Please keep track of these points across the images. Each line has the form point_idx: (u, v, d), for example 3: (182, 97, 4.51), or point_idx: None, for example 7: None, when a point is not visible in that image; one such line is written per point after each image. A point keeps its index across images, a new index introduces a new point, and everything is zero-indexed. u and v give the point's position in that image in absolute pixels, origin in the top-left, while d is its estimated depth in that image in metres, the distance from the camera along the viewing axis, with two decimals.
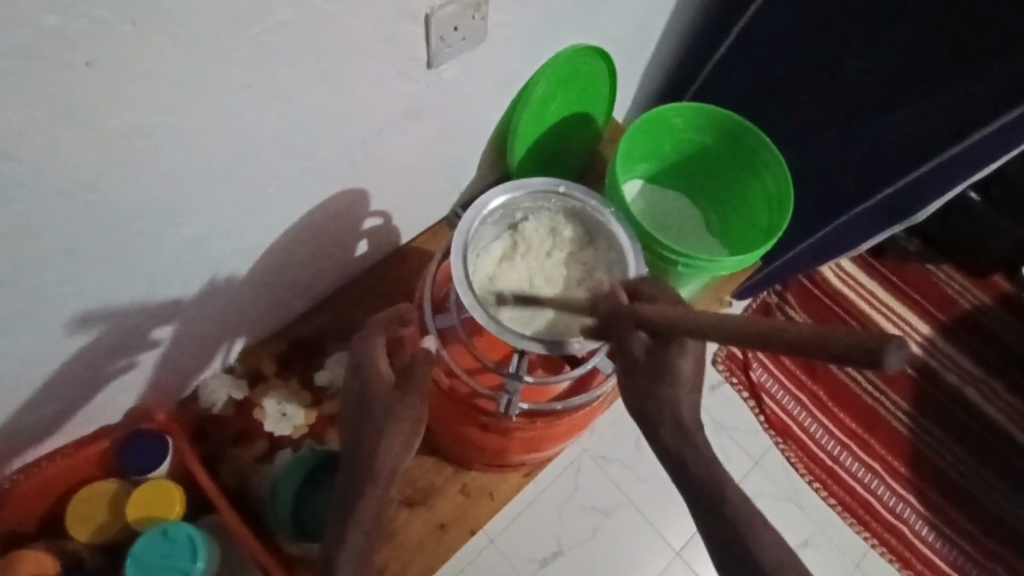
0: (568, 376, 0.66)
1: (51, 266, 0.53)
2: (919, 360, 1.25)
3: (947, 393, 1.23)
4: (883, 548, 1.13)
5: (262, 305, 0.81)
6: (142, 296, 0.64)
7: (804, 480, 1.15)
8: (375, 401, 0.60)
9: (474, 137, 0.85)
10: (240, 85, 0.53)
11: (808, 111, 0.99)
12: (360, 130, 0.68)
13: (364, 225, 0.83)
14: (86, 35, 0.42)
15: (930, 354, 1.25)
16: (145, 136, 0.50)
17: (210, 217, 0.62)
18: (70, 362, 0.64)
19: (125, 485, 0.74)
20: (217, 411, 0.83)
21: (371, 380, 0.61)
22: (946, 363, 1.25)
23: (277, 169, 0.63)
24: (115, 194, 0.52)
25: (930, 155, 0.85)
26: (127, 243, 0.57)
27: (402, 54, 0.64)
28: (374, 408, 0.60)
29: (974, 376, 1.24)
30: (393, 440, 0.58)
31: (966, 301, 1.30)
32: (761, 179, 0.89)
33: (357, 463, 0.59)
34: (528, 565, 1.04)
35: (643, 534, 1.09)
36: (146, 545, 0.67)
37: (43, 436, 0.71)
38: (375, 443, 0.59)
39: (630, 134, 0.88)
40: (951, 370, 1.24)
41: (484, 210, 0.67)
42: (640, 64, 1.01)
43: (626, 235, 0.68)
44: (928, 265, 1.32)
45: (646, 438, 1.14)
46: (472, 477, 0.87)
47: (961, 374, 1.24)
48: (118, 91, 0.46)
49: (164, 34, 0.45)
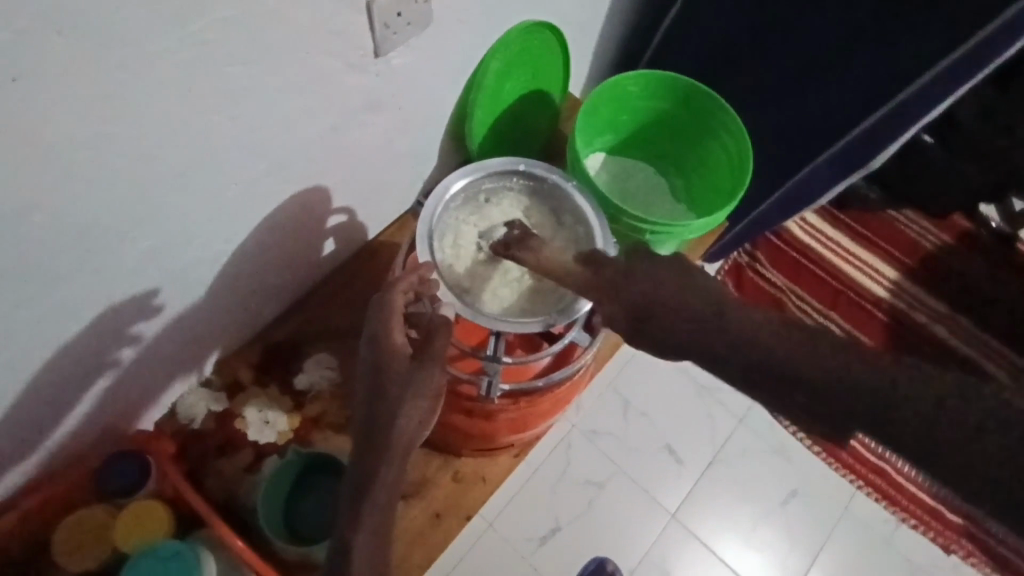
0: (547, 353, 0.66)
1: (5, 292, 0.51)
2: (888, 305, 1.28)
3: (918, 334, 1.27)
4: (869, 489, 1.16)
5: (234, 313, 0.79)
6: (106, 314, 0.62)
7: (787, 430, 1.18)
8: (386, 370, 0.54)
9: (432, 123, 0.84)
10: (185, 88, 0.51)
11: (761, 70, 1.00)
12: (314, 126, 0.66)
13: (329, 223, 0.82)
14: (11, 47, 0.40)
15: (898, 297, 1.28)
16: (88, 149, 0.48)
17: (168, 227, 0.60)
18: (36, 391, 0.62)
19: (109, 508, 0.72)
20: (198, 426, 0.82)
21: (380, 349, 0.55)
22: (914, 305, 1.28)
23: (232, 173, 0.62)
24: (67, 211, 0.51)
25: (881, 102, 0.87)
26: (80, 262, 0.55)
27: (348, 45, 0.62)
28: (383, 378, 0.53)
29: (943, 315, 1.28)
30: (413, 411, 0.51)
31: (928, 242, 1.33)
32: (720, 139, 0.90)
33: (368, 447, 0.50)
34: (528, 544, 1.05)
35: (638, 501, 1.11)
36: (135, 566, 0.67)
37: (20, 469, 0.69)
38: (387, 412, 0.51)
39: (588, 106, 0.87)
40: (920, 311, 1.28)
41: (446, 194, 0.67)
42: (592, 36, 1.01)
43: (589, 205, 0.68)
44: (889, 211, 1.36)
45: (632, 408, 1.16)
46: (463, 464, 0.87)
47: (930, 314, 1.28)
48: (53, 105, 0.44)
49: (96, 42, 0.44)
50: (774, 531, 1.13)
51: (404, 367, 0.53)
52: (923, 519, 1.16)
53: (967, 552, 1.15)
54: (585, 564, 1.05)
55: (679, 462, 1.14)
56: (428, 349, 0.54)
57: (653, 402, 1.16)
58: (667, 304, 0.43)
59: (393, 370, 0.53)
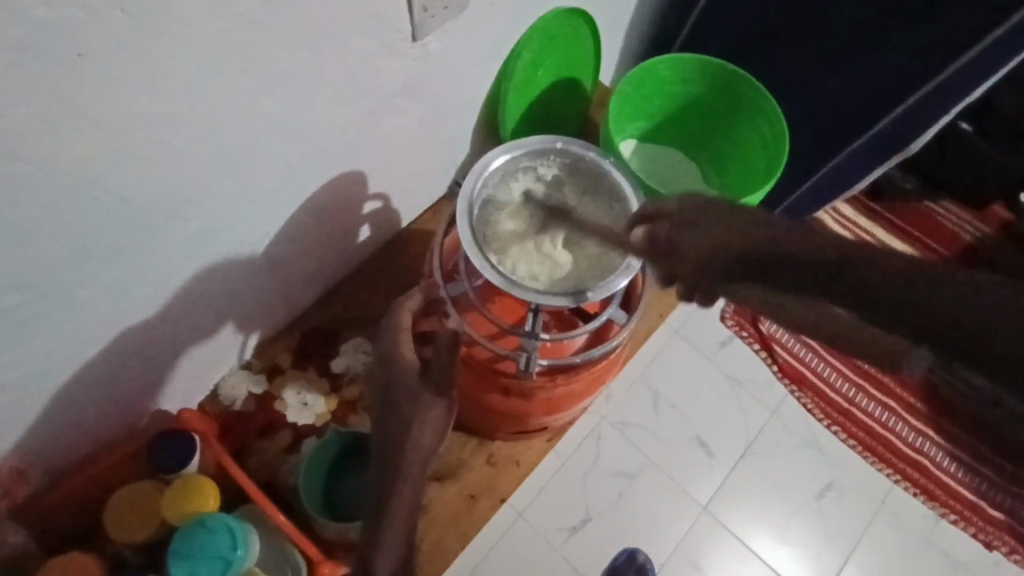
0: (584, 330, 0.67)
1: (65, 267, 0.53)
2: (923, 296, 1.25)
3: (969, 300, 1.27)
4: (906, 483, 1.14)
5: (272, 297, 0.81)
6: (156, 294, 0.64)
7: (821, 424, 1.17)
8: (393, 386, 0.59)
9: (466, 110, 0.85)
10: (233, 68, 0.53)
11: (793, 55, 0.99)
12: (352, 109, 0.68)
13: (365, 210, 0.83)
14: (78, 25, 0.42)
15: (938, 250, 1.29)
16: (145, 127, 0.50)
17: (215, 209, 0.62)
18: (91, 369, 0.64)
19: (158, 484, 0.74)
20: (239, 407, 0.84)
21: (390, 365, 0.60)
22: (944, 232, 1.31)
23: (275, 156, 0.64)
24: (123, 187, 0.52)
25: (919, 84, 0.86)
26: (134, 241, 0.57)
27: (388, 27, 0.63)
28: (391, 395, 0.59)
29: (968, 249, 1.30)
30: (424, 425, 0.56)
31: (967, 233, 1.31)
32: (754, 123, 0.90)
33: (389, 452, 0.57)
34: (559, 534, 1.05)
35: (670, 493, 1.10)
36: (186, 537, 0.68)
37: (72, 446, 0.71)
38: (399, 428, 0.57)
39: (620, 90, 0.88)
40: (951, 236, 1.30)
41: (485, 169, 0.68)
42: (622, 24, 1.01)
43: (626, 183, 0.70)
44: (925, 201, 1.33)
45: (663, 399, 1.15)
46: (497, 447, 0.90)
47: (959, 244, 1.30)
48: (113, 83, 0.46)
49: (152, 19, 0.45)
50: (809, 525, 1.11)
51: (416, 384, 0.58)
52: (963, 514, 1.13)
53: (1009, 548, 1.12)
54: (617, 554, 1.05)
55: (711, 454, 1.13)
56: (435, 368, 0.58)
57: (683, 394, 1.16)
58: (758, 254, 0.42)
59: (402, 385, 0.59)
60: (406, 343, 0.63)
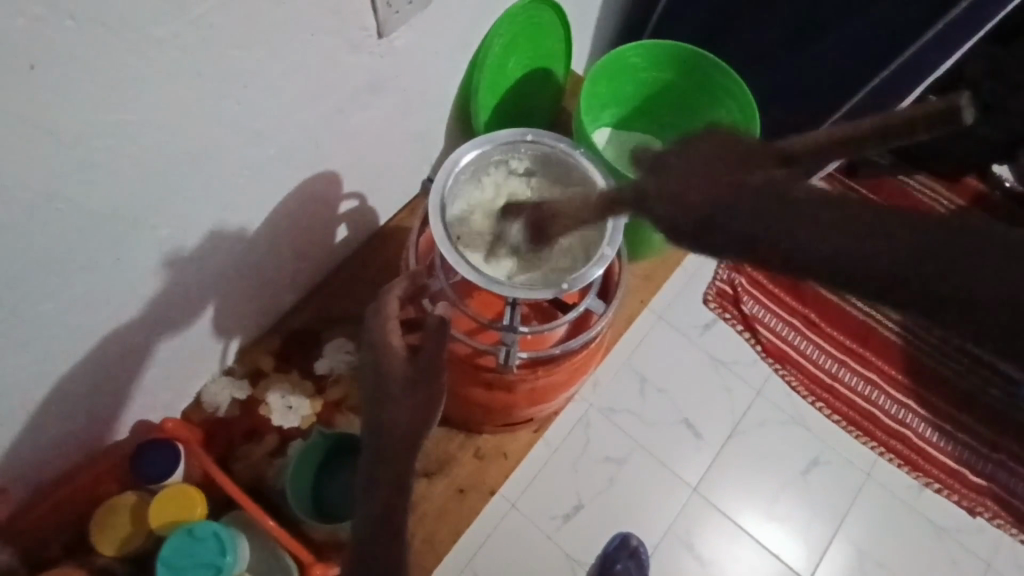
0: (562, 321, 0.68)
1: (32, 282, 0.53)
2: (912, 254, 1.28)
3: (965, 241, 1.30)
4: (891, 455, 1.16)
5: (250, 302, 0.81)
6: (128, 304, 0.63)
7: (806, 401, 1.18)
8: (386, 373, 0.58)
9: (437, 104, 0.84)
10: (194, 73, 0.52)
11: (762, 37, 0.99)
12: (320, 108, 0.67)
13: (340, 209, 0.83)
14: (28, 36, 0.41)
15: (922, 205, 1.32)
16: (106, 137, 0.50)
17: (183, 216, 0.61)
18: (66, 382, 0.64)
19: (143, 495, 0.73)
20: (223, 413, 0.84)
21: (379, 355, 0.60)
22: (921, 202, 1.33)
23: (243, 160, 0.63)
24: (87, 199, 0.52)
25: (887, 60, 0.87)
26: (103, 251, 0.56)
27: (352, 25, 0.63)
28: (383, 382, 0.58)
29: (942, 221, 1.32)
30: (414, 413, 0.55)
31: (942, 206, 1.33)
32: (726, 106, 0.90)
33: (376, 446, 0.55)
34: (551, 522, 1.06)
35: (659, 476, 1.11)
36: (173, 546, 0.68)
37: (52, 461, 0.71)
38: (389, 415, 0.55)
39: (592, 79, 0.88)
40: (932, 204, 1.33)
41: (457, 165, 0.67)
42: (592, 11, 1.01)
43: (597, 172, 0.69)
44: (900, 176, 1.34)
45: (649, 384, 1.16)
46: (484, 440, 0.90)
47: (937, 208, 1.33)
48: (69, 93, 0.45)
49: (105, 27, 0.44)
50: (797, 500, 1.13)
51: (405, 368, 0.57)
52: (946, 482, 1.15)
53: (992, 513, 1.14)
54: (609, 540, 1.06)
55: (698, 436, 1.14)
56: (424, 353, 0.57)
57: (669, 377, 1.17)
58: (747, 229, 0.32)
59: (393, 372, 0.57)
60: (395, 331, 0.61)
